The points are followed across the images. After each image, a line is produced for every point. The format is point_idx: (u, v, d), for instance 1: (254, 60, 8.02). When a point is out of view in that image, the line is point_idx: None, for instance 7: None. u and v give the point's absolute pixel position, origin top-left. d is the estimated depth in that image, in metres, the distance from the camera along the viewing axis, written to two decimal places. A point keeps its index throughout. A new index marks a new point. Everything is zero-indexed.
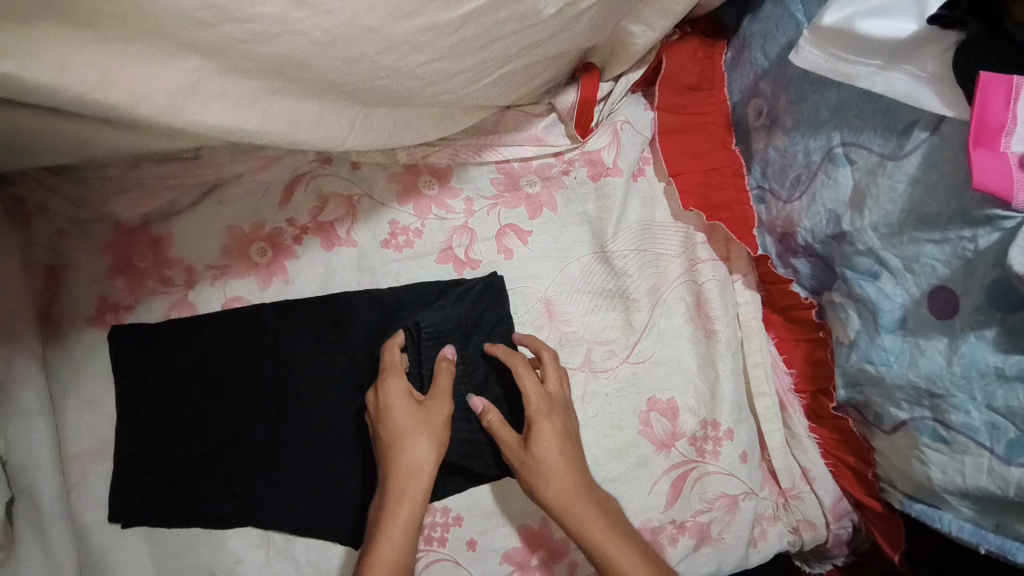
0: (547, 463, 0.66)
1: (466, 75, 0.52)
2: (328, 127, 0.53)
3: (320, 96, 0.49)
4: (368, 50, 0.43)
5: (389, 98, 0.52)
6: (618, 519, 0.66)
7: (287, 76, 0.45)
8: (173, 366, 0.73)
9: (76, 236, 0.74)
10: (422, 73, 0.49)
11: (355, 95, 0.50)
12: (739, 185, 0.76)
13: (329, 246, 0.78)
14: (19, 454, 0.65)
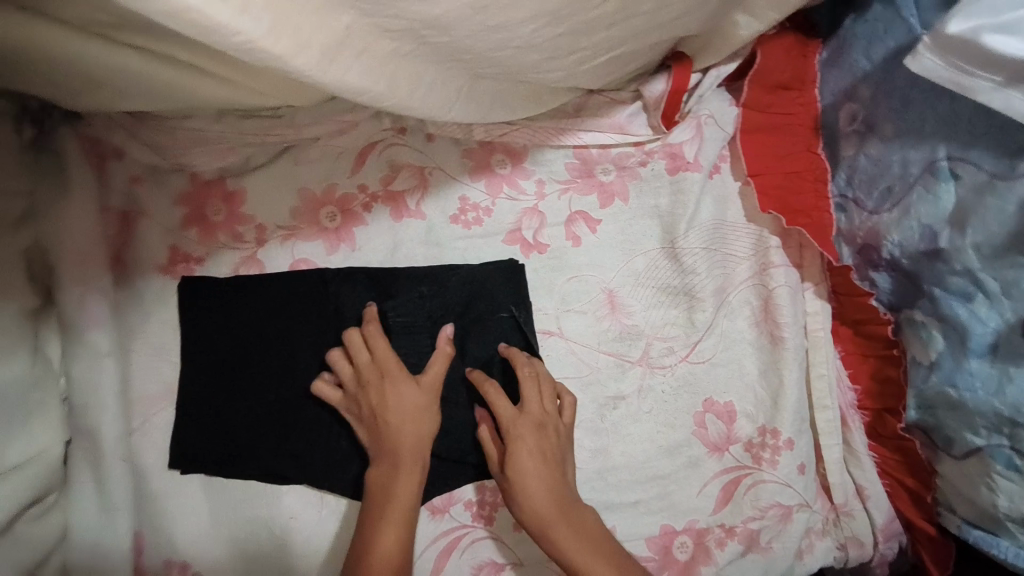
0: (521, 482, 0.67)
1: (590, 51, 0.51)
2: (441, 95, 0.51)
3: (444, 66, 0.48)
4: (513, 18, 0.42)
5: (511, 70, 0.51)
6: (596, 538, 0.66)
7: (424, 40, 0.43)
8: (240, 321, 0.73)
9: (150, 184, 0.72)
10: (551, 45, 0.48)
11: (475, 65, 0.49)
12: (819, 191, 0.74)
13: (397, 217, 0.77)
14: (84, 393, 0.66)
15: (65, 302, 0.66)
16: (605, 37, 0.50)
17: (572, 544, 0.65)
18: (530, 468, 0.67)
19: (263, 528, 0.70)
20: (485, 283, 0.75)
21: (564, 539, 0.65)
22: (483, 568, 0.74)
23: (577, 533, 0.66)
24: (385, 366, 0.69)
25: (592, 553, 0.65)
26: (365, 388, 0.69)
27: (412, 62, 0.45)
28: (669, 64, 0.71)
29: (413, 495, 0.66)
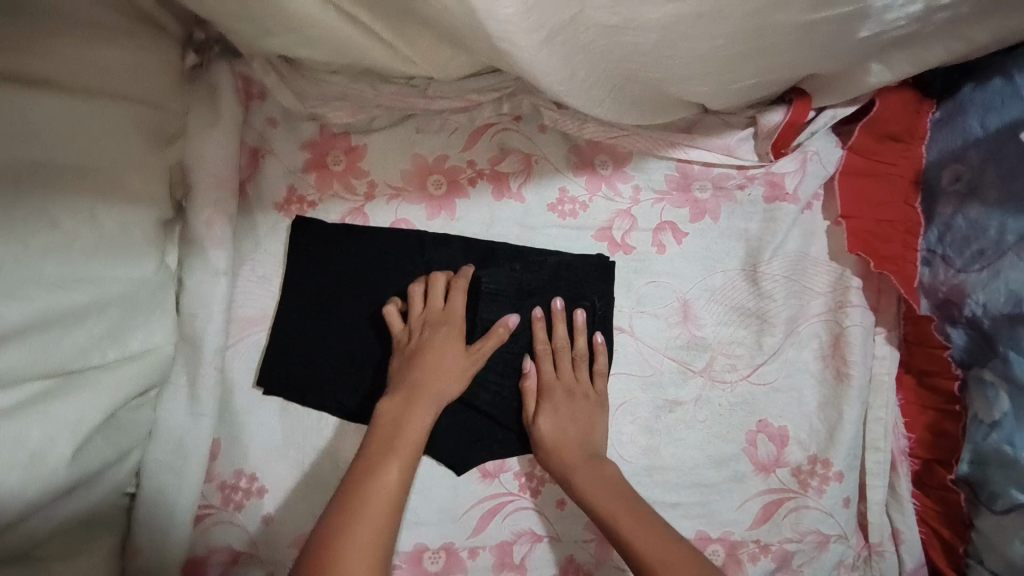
0: (547, 434, 0.73)
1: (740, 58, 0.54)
2: (600, 89, 0.55)
3: (624, 64, 0.52)
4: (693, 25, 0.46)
5: (678, 71, 0.55)
6: (618, 488, 0.71)
7: (617, 37, 0.47)
8: (338, 264, 0.77)
9: (283, 126, 0.78)
10: (714, 55, 0.52)
11: (642, 67, 0.53)
12: (908, 243, 0.77)
13: (499, 196, 0.81)
14: (195, 304, 0.70)
15: (193, 218, 0.71)
16: (764, 55, 0.55)
17: (605, 493, 0.70)
18: (560, 424, 0.74)
19: (328, 460, 0.75)
20: (575, 272, 0.78)
21: (593, 487, 0.71)
22: (523, 536, 0.77)
23: (607, 485, 0.71)
24: (447, 320, 0.73)
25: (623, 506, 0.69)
26: (426, 330, 0.73)
27: (604, 57, 0.50)
28: (788, 97, 0.73)
29: (419, 444, 0.67)
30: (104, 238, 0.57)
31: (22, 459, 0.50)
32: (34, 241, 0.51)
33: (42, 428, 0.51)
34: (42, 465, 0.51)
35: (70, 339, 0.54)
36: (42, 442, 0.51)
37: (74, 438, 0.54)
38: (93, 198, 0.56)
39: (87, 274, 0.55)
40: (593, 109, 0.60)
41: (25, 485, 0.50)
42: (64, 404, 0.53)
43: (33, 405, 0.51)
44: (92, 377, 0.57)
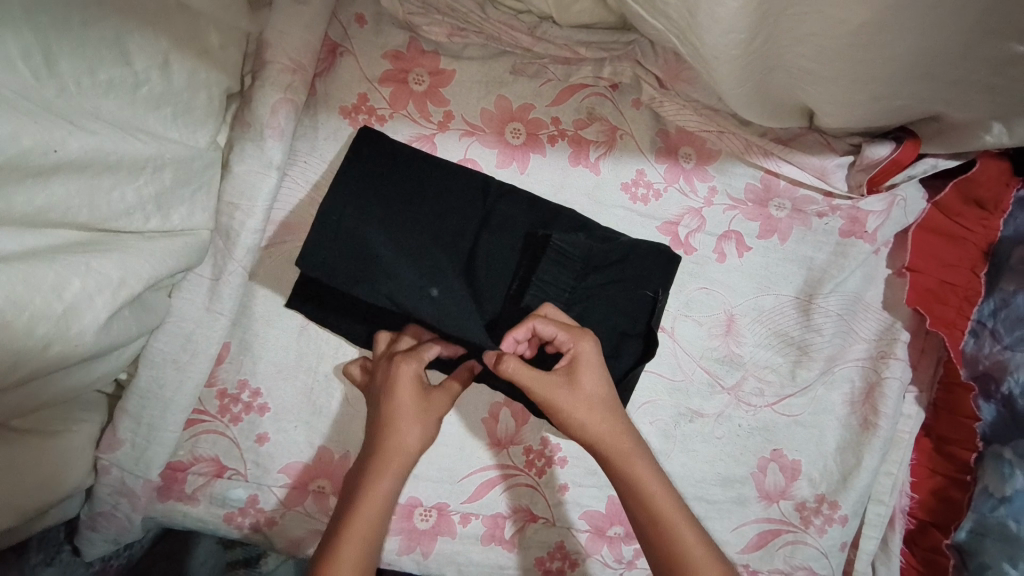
0: (595, 397, 0.60)
1: (896, 84, 0.52)
2: (748, 72, 0.52)
3: (787, 49, 0.49)
4: (890, 26, 0.43)
5: (845, 77, 0.51)
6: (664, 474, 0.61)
7: (806, 12, 0.43)
8: (389, 184, 0.69)
9: (369, 29, 0.73)
10: (879, 70, 0.49)
11: (803, 57, 0.50)
12: (964, 309, 0.76)
13: (575, 161, 0.76)
14: (239, 192, 0.64)
15: (258, 99, 0.64)
16: (925, 86, 0.53)
17: (657, 487, 0.59)
18: (599, 395, 0.60)
19: (340, 391, 0.70)
20: (641, 259, 0.73)
21: (647, 480, 0.59)
22: (518, 513, 0.73)
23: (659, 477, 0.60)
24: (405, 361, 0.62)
25: (675, 509, 0.58)
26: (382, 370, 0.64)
27: (780, 32, 0.46)
28: (900, 135, 0.71)
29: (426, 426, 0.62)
30: (170, 91, 0.51)
31: (56, 310, 0.42)
32: (103, 73, 0.45)
33: (82, 279, 0.44)
34: (72, 322, 0.44)
35: (118, 194, 0.47)
36: (78, 296, 0.44)
37: (114, 298, 0.46)
38: (170, 43, 0.50)
39: (144, 128, 0.50)
40: (724, 91, 0.57)
41: (53, 339, 0.42)
42: (104, 260, 0.46)
43: (71, 257, 0.44)
44: (129, 243, 0.49)
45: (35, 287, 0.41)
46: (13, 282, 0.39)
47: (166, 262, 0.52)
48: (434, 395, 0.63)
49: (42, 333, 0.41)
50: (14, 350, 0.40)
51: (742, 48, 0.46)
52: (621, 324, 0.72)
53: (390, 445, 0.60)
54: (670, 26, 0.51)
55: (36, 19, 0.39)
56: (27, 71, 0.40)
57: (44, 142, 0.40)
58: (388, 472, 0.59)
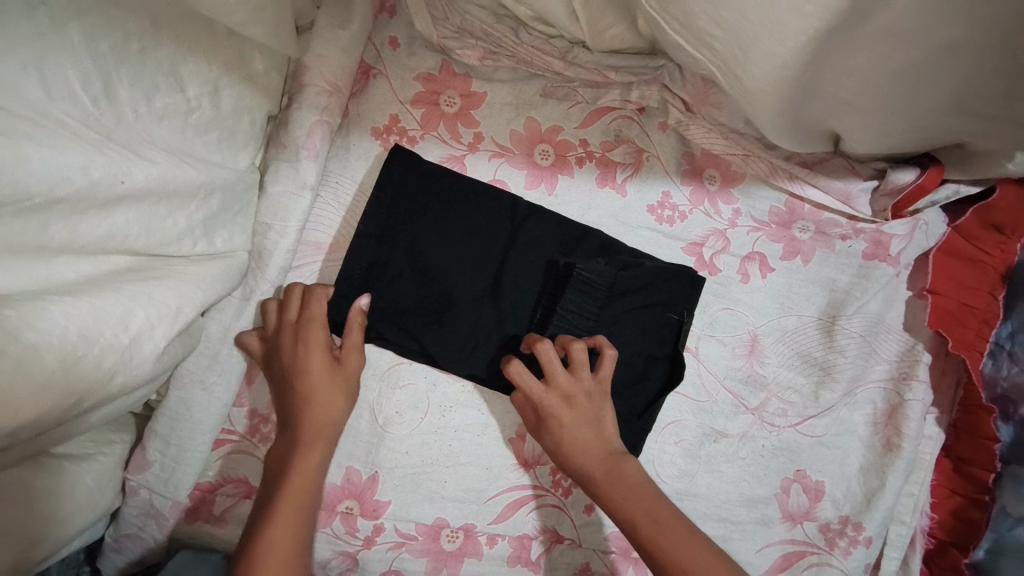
0: (565, 443, 0.67)
1: (936, 115, 0.53)
2: (786, 107, 0.53)
3: (829, 86, 0.51)
4: (933, 62, 0.44)
5: (883, 109, 0.53)
6: (641, 488, 0.65)
7: (853, 50, 0.45)
8: (420, 206, 0.70)
9: (403, 50, 0.74)
10: (919, 101, 0.50)
11: (844, 92, 0.51)
12: (982, 331, 0.77)
13: (602, 183, 0.77)
14: (273, 213, 0.64)
15: (295, 120, 0.65)
16: (961, 120, 0.54)
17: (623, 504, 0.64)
18: (571, 441, 0.67)
19: (369, 412, 0.71)
20: (671, 283, 0.74)
21: (614, 493, 0.65)
22: (544, 533, 0.73)
23: (631, 492, 0.64)
24: (302, 339, 0.63)
25: (648, 519, 0.63)
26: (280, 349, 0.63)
27: (823, 70, 0.47)
28: (922, 161, 0.72)
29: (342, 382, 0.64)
30: (218, 115, 0.52)
31: (123, 341, 0.43)
32: (158, 100, 0.46)
33: (146, 309, 0.45)
34: (136, 352, 0.44)
35: (172, 220, 0.48)
36: (143, 326, 0.44)
37: (171, 327, 0.47)
38: (220, 70, 0.51)
39: (195, 153, 0.50)
40: (768, 120, 0.57)
41: (118, 371, 0.43)
42: (164, 289, 0.46)
43: (131, 283, 0.44)
44: (182, 269, 0.50)
45: (104, 320, 0.41)
46: (84, 315, 0.40)
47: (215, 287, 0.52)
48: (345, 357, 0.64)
49: (109, 364, 0.42)
50: (85, 381, 0.40)
51: (788, 82, 0.47)
52: (648, 346, 0.74)
53: (309, 419, 0.62)
54: (712, 57, 0.52)
55: (97, 48, 0.40)
56: (90, 99, 0.41)
57: (113, 171, 0.41)
58: (314, 447, 0.62)
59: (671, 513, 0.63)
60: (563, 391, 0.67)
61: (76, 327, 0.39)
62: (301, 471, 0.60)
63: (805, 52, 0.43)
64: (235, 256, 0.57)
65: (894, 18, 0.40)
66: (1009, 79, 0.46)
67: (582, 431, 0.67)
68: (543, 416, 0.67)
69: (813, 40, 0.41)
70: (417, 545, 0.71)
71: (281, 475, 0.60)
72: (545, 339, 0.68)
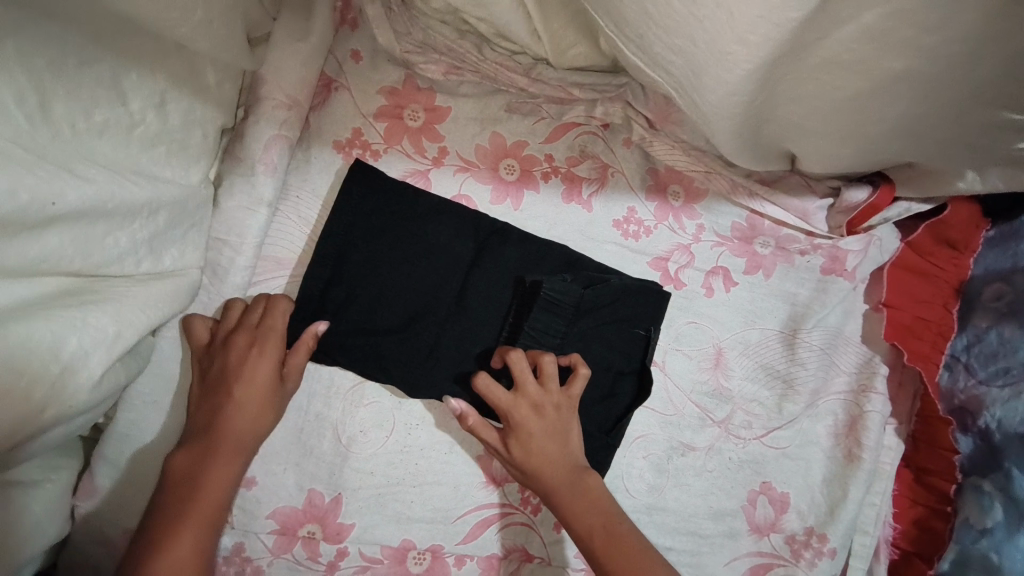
0: (532, 456, 0.66)
1: (884, 138, 0.55)
2: (740, 129, 0.54)
3: (782, 108, 0.52)
4: (878, 90, 0.46)
5: (837, 133, 0.54)
6: (600, 500, 0.66)
7: (802, 75, 0.46)
8: (381, 223, 0.69)
9: (365, 64, 0.73)
10: (868, 125, 0.52)
11: (796, 114, 0.52)
12: (937, 343, 0.79)
13: (568, 198, 0.77)
14: (226, 228, 0.62)
15: (252, 134, 0.63)
16: (912, 144, 0.56)
17: (578, 516, 0.65)
18: (538, 453, 0.66)
19: (330, 433, 0.68)
20: (636, 299, 0.75)
21: (571, 504, 0.66)
22: (513, 553, 0.72)
23: (590, 503, 0.66)
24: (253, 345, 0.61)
25: (603, 531, 0.64)
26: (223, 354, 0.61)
27: (774, 95, 0.49)
28: (874, 180, 0.75)
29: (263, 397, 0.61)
30: (166, 130, 0.50)
31: (54, 372, 0.41)
32: (98, 115, 0.44)
33: (79, 337, 0.43)
34: (68, 383, 0.43)
35: (112, 240, 0.46)
36: (76, 353, 0.43)
37: (109, 353, 0.45)
38: (167, 83, 0.49)
39: (140, 169, 0.48)
40: (729, 140, 0.58)
41: (49, 403, 0.41)
42: (100, 314, 0.45)
43: (65, 307, 0.42)
44: (125, 290, 0.48)
45: (33, 350, 0.40)
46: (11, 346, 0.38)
47: (161, 310, 0.50)
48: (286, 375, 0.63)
49: (40, 397, 0.40)
50: (13, 414, 0.39)
51: (743, 108, 0.48)
52: (614, 363, 0.74)
53: (224, 441, 0.58)
54: (671, 79, 0.53)
55: (33, 63, 0.38)
56: (24, 117, 0.38)
57: (42, 194, 0.38)
58: (229, 466, 0.58)
59: (626, 526, 0.65)
60: (531, 403, 0.67)
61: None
62: (208, 493, 0.56)
63: (757, 79, 0.43)
64: (185, 276, 0.55)
65: (839, 46, 0.41)
66: (949, 105, 0.48)
67: (546, 443, 0.67)
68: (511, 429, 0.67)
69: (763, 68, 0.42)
70: (382, 568, 0.69)
71: (186, 498, 0.56)
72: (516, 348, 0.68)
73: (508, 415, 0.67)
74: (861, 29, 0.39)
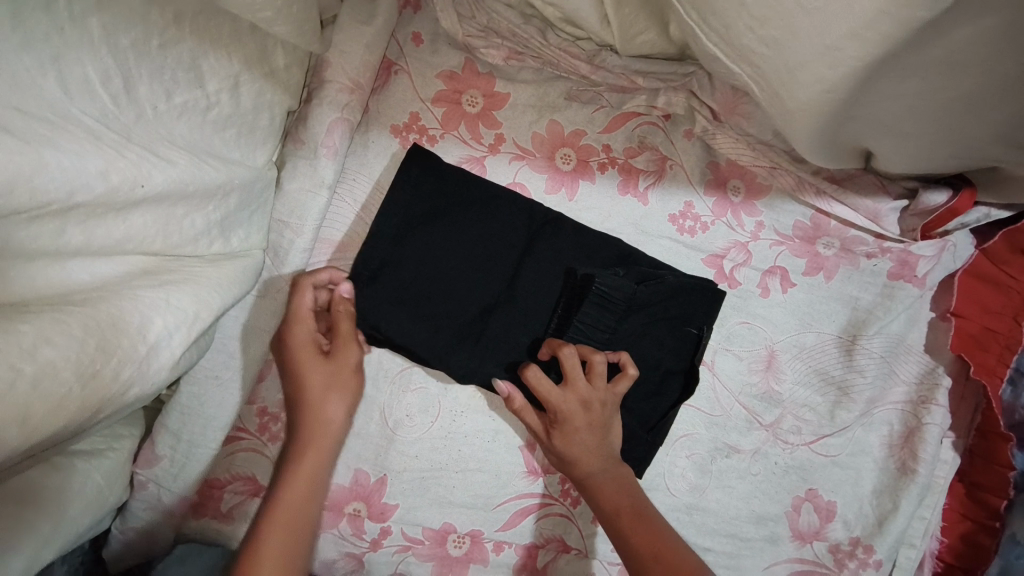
0: (571, 445, 0.67)
1: (980, 143, 0.51)
2: (822, 126, 0.51)
3: (871, 108, 0.49)
4: (984, 94, 0.43)
5: (930, 133, 0.51)
6: (631, 489, 0.67)
7: (898, 75, 0.43)
8: (435, 209, 0.69)
9: (427, 47, 0.72)
10: (963, 128, 0.48)
11: (885, 113, 0.49)
12: (1003, 356, 0.74)
13: (623, 190, 0.75)
14: (288, 210, 0.63)
15: (315, 117, 0.64)
16: (1010, 151, 0.52)
17: (606, 499, 0.66)
18: (576, 444, 0.67)
19: (379, 415, 0.70)
20: (690, 298, 0.73)
21: (601, 485, 0.67)
22: (551, 543, 0.72)
23: (621, 489, 0.66)
24: (293, 341, 0.62)
25: (629, 517, 0.65)
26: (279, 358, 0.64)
27: (866, 95, 0.46)
28: (954, 182, 0.69)
29: (338, 376, 0.63)
30: (237, 112, 0.51)
31: (140, 352, 0.42)
32: (178, 97, 0.45)
33: (163, 317, 0.44)
34: (152, 361, 0.44)
35: (190, 220, 0.48)
36: (160, 334, 0.44)
37: (188, 335, 0.46)
38: (241, 64, 0.50)
39: (213, 150, 0.50)
40: (804, 139, 0.55)
41: (134, 381, 0.42)
42: (181, 293, 0.46)
43: (146, 285, 0.44)
44: (200, 271, 0.49)
45: (121, 330, 0.41)
46: (102, 325, 0.39)
47: (232, 292, 0.51)
48: (341, 350, 0.64)
49: (127, 376, 0.41)
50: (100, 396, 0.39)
51: (829, 106, 0.46)
52: (665, 362, 0.73)
53: (321, 424, 0.62)
54: (751, 72, 0.50)
55: (117, 42, 0.39)
56: (108, 97, 0.40)
57: (136, 172, 0.40)
58: (322, 447, 0.62)
59: (654, 514, 0.66)
60: (579, 398, 0.66)
61: (97, 339, 0.38)
62: (303, 469, 0.61)
63: (853, 77, 0.41)
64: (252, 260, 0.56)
65: (952, 47, 0.38)
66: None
67: (588, 434, 0.67)
68: (554, 420, 0.67)
69: (863, 65, 0.40)
70: (424, 549, 0.71)
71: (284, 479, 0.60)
72: (569, 345, 0.67)
73: (553, 407, 0.67)
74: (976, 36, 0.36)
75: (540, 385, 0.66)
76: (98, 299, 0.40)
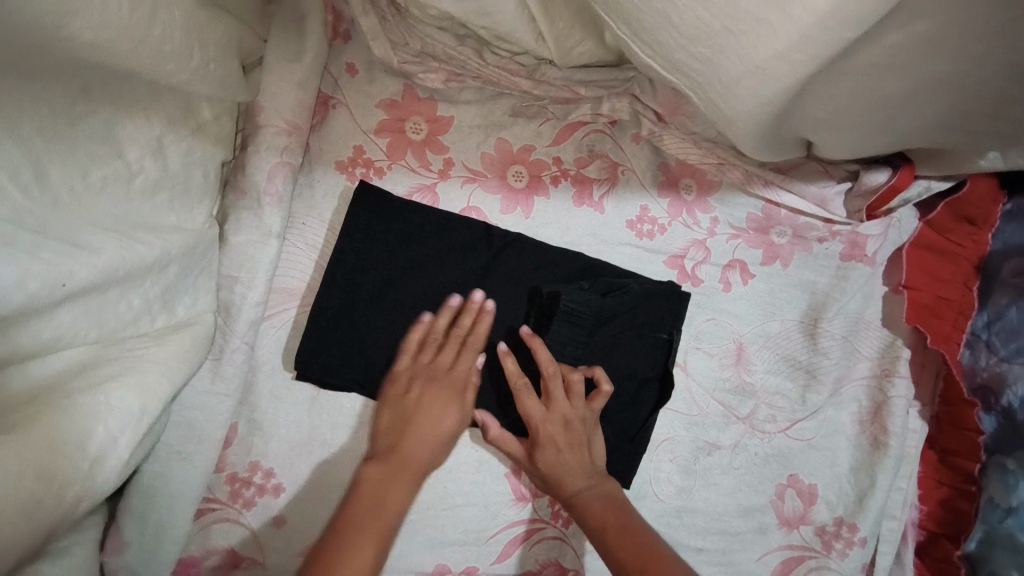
0: (553, 465, 0.66)
1: (887, 128, 0.55)
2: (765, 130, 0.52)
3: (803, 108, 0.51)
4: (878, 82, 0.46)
5: (873, 125, 0.54)
6: (617, 501, 0.66)
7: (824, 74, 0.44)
8: (387, 244, 0.67)
9: (362, 77, 0.70)
10: (875, 112, 0.51)
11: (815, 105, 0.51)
12: (959, 322, 0.79)
13: (579, 202, 0.74)
14: (233, 265, 0.60)
15: (252, 164, 0.61)
16: (923, 129, 0.55)
17: (592, 515, 0.65)
18: (558, 464, 0.66)
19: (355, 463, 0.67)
20: (657, 303, 0.73)
21: (586, 501, 0.66)
22: (547, 568, 0.71)
23: (607, 503, 0.66)
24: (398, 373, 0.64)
25: (618, 531, 0.63)
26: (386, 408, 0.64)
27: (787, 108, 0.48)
28: (894, 160, 0.73)
29: (462, 384, 0.65)
30: (167, 174, 0.50)
31: (83, 469, 0.42)
32: (95, 172, 0.42)
33: (104, 425, 0.43)
34: (98, 471, 0.43)
35: (125, 302, 0.46)
36: (102, 443, 0.43)
37: (136, 434, 0.45)
38: (164, 124, 0.48)
39: (143, 220, 0.48)
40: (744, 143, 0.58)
41: (81, 495, 0.42)
42: (122, 391, 0.44)
43: (83, 389, 0.42)
44: (146, 354, 0.47)
45: (59, 452, 0.40)
46: (37, 449, 0.38)
47: (181, 367, 0.50)
48: (452, 345, 0.66)
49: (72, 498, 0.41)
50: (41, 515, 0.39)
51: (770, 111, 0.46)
52: (642, 369, 0.73)
53: (427, 430, 0.63)
54: (691, 85, 0.50)
55: (21, 130, 0.36)
56: (21, 192, 0.37)
57: (53, 277, 0.38)
58: (409, 478, 0.61)
59: (643, 525, 0.65)
60: (558, 415, 0.66)
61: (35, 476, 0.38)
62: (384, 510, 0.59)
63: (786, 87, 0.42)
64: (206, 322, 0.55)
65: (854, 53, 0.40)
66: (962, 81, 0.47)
67: (570, 452, 0.66)
68: (535, 442, 0.66)
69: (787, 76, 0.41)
70: None
71: (406, 444, 0.62)
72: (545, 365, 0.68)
73: (532, 430, 0.66)
74: (915, 34, 0.40)
75: (520, 407, 0.66)
76: (31, 419, 0.39)
